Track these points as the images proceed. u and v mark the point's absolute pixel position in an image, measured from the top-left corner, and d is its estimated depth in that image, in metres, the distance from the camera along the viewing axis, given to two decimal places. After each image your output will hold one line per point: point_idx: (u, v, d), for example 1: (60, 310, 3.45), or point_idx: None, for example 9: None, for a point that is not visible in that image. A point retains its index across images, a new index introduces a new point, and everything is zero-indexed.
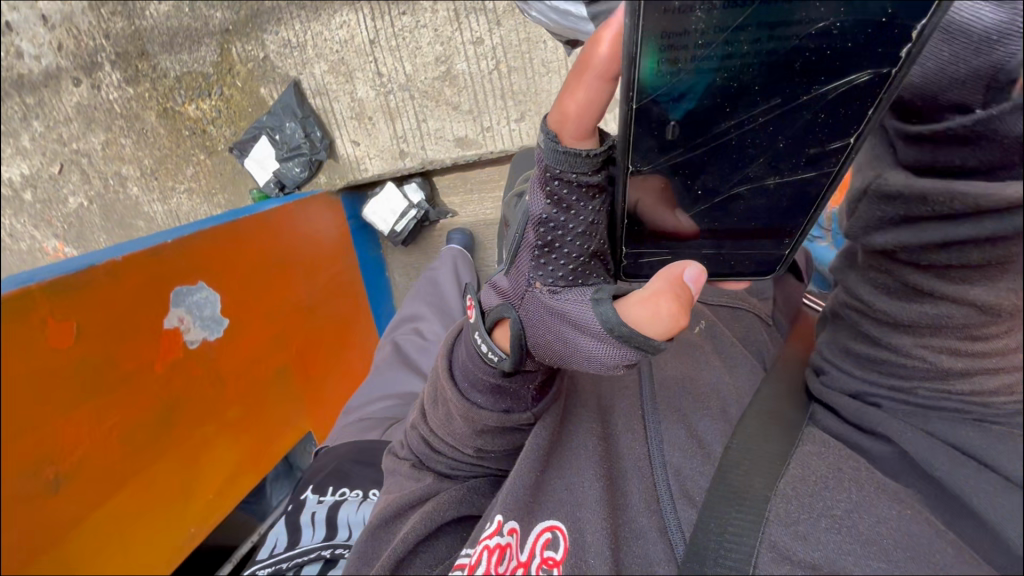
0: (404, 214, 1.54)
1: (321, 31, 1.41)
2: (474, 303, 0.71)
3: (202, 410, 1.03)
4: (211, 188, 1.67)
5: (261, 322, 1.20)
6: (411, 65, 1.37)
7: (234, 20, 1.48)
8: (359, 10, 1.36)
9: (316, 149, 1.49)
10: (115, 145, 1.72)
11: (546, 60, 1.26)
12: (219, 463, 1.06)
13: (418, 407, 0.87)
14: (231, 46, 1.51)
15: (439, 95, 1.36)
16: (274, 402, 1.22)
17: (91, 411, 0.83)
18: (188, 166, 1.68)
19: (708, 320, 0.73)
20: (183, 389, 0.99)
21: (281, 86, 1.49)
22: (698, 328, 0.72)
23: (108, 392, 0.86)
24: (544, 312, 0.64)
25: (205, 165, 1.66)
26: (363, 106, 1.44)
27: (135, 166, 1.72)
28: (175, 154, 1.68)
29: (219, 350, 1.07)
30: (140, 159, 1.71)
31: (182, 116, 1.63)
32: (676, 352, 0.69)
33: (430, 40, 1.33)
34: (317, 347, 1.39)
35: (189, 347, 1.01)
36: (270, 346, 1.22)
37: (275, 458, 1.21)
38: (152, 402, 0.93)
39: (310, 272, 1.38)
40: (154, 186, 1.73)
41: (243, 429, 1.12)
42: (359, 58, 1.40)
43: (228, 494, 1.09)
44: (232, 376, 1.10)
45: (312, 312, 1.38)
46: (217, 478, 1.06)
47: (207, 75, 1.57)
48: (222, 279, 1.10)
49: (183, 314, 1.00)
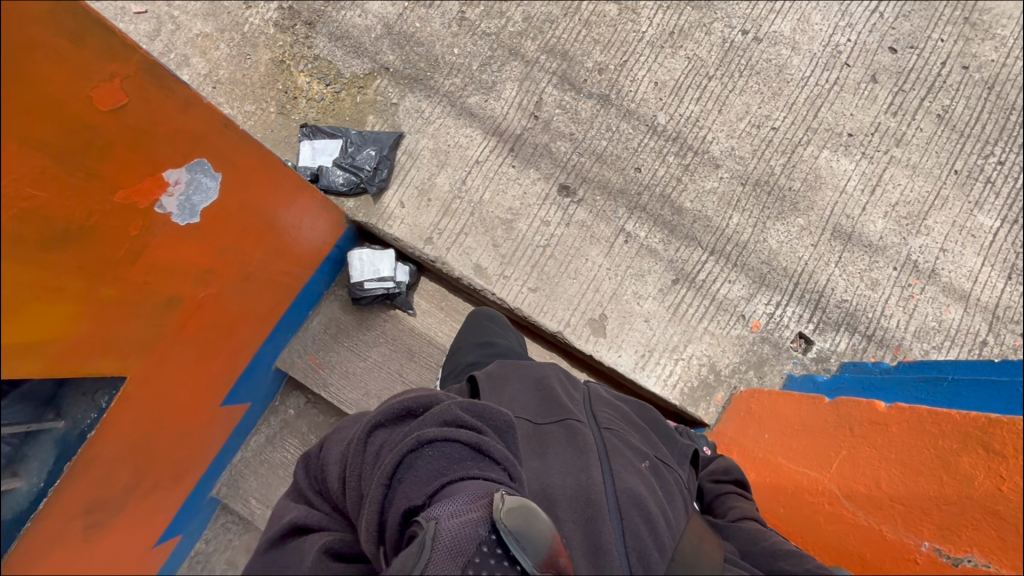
0: (382, 281, 1.61)
1: (449, 130, 1.55)
2: (462, 416, 0.69)
3: (102, 264, 0.87)
4: (229, 102, 1.62)
5: (210, 246, 1.10)
6: (491, 196, 1.50)
7: (366, 41, 1.64)
8: (489, 138, 1.53)
9: (371, 182, 1.51)
10: (168, 16, 1.71)
11: (580, 269, 1.43)
12: (44, 322, 0.83)
13: (297, 490, 0.80)
14: (347, 61, 1.63)
15: (493, 228, 1.48)
16: (138, 322, 1.02)
17: (51, 181, 0.73)
18: (224, 88, 1.64)
19: (653, 464, 0.82)
20: (108, 231, 0.85)
21: (386, 126, 1.57)
22: (644, 464, 0.81)
23: (80, 183, 0.77)
24: (467, 438, 0.66)
25: (239, 98, 1.63)
26: (433, 188, 1.52)
27: (161, 42, 1.69)
28: (212, 64, 1.66)
29: (169, 232, 0.97)
30: (175, 41, 1.69)
31: (283, 58, 1.65)
32: (638, 473, 0.78)
33: (516, 194, 1.49)
34: (214, 312, 1.23)
35: (157, 205, 0.92)
36: (196, 273, 1.10)
37: (83, 374, 0.96)
38: (85, 216, 0.80)
39: (278, 254, 1.33)
40: (170, 62, 1.67)
41: (97, 316, 0.91)
42: (460, 161, 1.52)
43: (13, 366, 0.82)
44: (151, 263, 0.97)
45: (243, 281, 1.27)
46: (27, 335, 0.81)
47: (290, 47, 1.66)
48: (230, 188, 1.06)
49: (184, 178, 0.94)
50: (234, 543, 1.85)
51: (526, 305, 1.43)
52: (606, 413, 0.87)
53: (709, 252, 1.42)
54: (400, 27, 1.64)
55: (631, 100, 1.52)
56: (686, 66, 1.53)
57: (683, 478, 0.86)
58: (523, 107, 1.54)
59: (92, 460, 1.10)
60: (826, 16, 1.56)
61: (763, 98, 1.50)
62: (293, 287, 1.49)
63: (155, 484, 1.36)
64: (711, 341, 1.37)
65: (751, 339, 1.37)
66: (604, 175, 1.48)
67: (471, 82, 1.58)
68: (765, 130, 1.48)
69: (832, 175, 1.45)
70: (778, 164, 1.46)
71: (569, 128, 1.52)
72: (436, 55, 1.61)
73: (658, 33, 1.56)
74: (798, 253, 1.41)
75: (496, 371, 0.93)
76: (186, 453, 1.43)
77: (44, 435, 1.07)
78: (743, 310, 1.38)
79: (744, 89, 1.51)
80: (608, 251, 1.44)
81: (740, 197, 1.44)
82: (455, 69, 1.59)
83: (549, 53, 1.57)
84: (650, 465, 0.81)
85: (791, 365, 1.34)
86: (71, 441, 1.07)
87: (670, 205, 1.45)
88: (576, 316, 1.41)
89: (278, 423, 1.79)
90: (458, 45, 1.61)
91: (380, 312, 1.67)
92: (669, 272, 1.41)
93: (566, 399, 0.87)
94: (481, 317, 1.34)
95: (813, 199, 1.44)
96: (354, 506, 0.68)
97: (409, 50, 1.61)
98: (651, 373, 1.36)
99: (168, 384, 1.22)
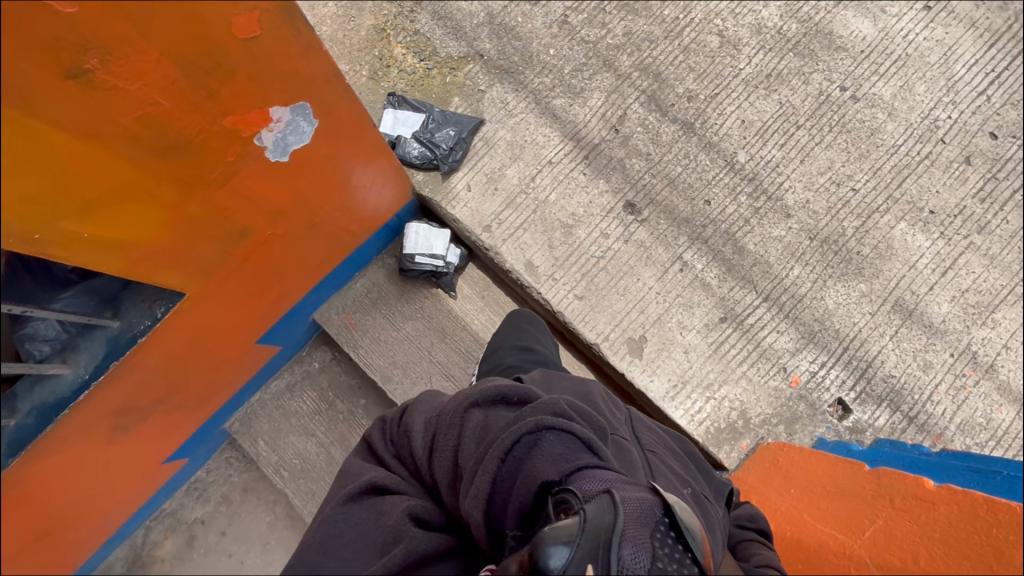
0: (433, 258, 1.63)
1: (529, 126, 1.57)
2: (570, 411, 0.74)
3: (195, 181, 0.91)
4: None
5: (290, 187, 1.14)
6: (556, 198, 1.51)
7: (467, 25, 1.67)
8: (566, 142, 1.55)
9: (444, 160, 1.54)
10: None
11: (630, 288, 1.43)
12: (133, 224, 0.88)
13: (379, 449, 0.89)
14: (445, 40, 1.67)
15: (552, 230, 1.49)
16: (210, 244, 1.06)
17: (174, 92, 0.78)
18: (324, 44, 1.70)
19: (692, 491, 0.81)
20: (209, 152, 0.89)
21: (469, 110, 1.60)
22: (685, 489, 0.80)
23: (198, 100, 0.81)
24: (581, 431, 0.71)
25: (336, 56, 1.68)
26: (502, 178, 1.54)
27: None
28: (318, 20, 1.72)
29: (259, 165, 1.01)
30: None
31: (385, 27, 1.70)
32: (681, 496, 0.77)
33: (581, 201, 1.50)
34: (276, 252, 1.27)
35: (256, 137, 0.95)
36: (271, 210, 1.14)
37: (150, 280, 1.00)
38: (194, 132, 0.85)
39: (345, 210, 1.37)
40: None
41: (177, 229, 0.96)
42: (533, 158, 1.54)
43: (94, 256, 0.86)
44: (236, 191, 1.01)
45: (308, 229, 1.30)
46: (115, 229, 0.86)
47: (394, 18, 1.70)
48: (322, 138, 1.10)
49: (286, 118, 0.98)
50: (232, 480, 1.89)
51: (568, 311, 1.43)
52: (648, 437, 0.88)
53: (763, 298, 1.40)
54: (503, 19, 1.67)
55: (715, 133, 1.51)
56: (776, 110, 1.52)
57: (720, 514, 0.85)
58: (606, 118, 1.55)
59: (135, 364, 1.15)
60: (930, 88, 1.53)
61: (849, 157, 1.48)
62: (350, 246, 1.52)
63: (180, 403, 1.40)
64: (746, 386, 1.35)
65: (788, 394, 1.34)
66: (672, 201, 1.48)
67: (560, 84, 1.59)
68: (844, 189, 1.46)
69: (904, 248, 1.42)
70: (850, 226, 1.44)
71: (647, 148, 1.52)
72: (532, 51, 1.63)
73: (755, 72, 1.56)
74: (853, 318, 1.38)
75: (537, 380, 0.96)
76: (214, 381, 1.48)
77: (96, 332, 1.12)
78: (786, 363, 1.36)
79: (831, 144, 1.49)
80: (661, 275, 1.43)
81: (805, 250, 1.42)
82: (548, 69, 1.61)
83: (643, 71, 1.58)
84: (692, 492, 0.81)
85: (823, 429, 1.31)
86: (120, 344, 1.12)
87: (733, 244, 1.44)
88: (616, 333, 1.40)
89: (300, 373, 1.82)
90: (555, 47, 1.63)
91: (423, 288, 1.69)
92: (718, 309, 1.40)
93: (611, 413, 0.88)
94: (520, 320, 1.34)
95: (880, 268, 1.41)
96: (445, 472, 0.76)
97: (507, 42, 1.65)
98: (680, 406, 1.34)
99: (218, 311, 1.27)
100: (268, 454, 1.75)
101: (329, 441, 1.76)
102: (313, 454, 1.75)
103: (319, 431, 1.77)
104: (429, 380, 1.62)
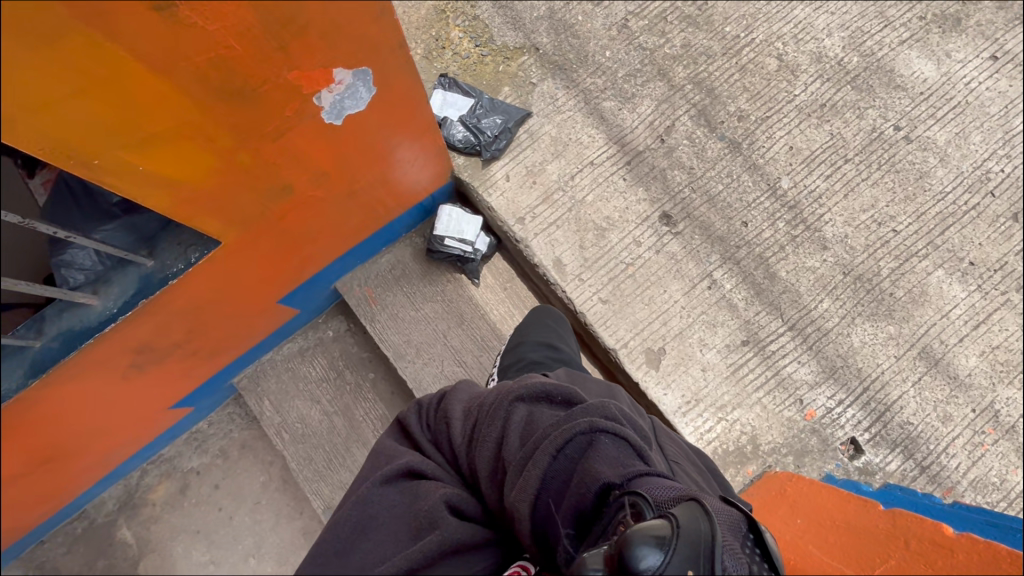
0: (462, 242, 1.64)
1: (576, 125, 1.57)
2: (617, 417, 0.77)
3: (251, 130, 0.92)
4: None
5: (339, 151, 1.14)
6: (593, 199, 1.51)
7: (527, 17, 1.68)
8: (611, 145, 1.55)
9: (486, 147, 1.54)
10: None
11: (656, 298, 1.42)
12: (186, 164, 0.89)
13: (414, 436, 0.93)
14: (503, 29, 1.67)
15: (585, 230, 1.48)
16: (254, 196, 1.07)
17: (247, 40, 0.79)
18: None
19: None
20: (269, 104, 0.90)
21: (518, 101, 1.60)
22: None
23: (269, 52, 0.82)
24: (630, 437, 0.74)
25: None
26: (541, 172, 1.54)
27: None
28: None
29: (313, 125, 1.01)
30: None
31: (445, 9, 1.70)
32: None
33: (618, 205, 1.50)
34: (313, 214, 1.28)
35: (317, 96, 0.96)
36: (316, 172, 1.15)
37: (192, 223, 1.02)
38: (258, 82, 0.86)
39: (386, 183, 1.37)
40: None
41: (227, 176, 0.97)
42: (576, 157, 1.54)
43: (144, 189, 0.88)
44: (287, 147, 1.02)
45: (348, 197, 1.31)
46: (168, 165, 0.87)
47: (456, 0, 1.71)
48: (377, 107, 1.10)
49: (348, 82, 0.99)
50: (232, 436, 1.90)
51: (591, 313, 1.43)
52: (671, 448, 0.90)
53: (788, 327, 1.39)
54: (563, 15, 1.67)
55: (761, 156, 1.50)
56: (826, 141, 1.51)
57: None
58: (653, 127, 1.55)
59: (163, 305, 1.16)
60: (986, 139, 1.51)
61: (894, 198, 1.47)
62: (383, 219, 1.53)
63: (196, 350, 1.42)
64: (760, 413, 1.34)
65: (802, 426, 1.33)
66: (709, 217, 1.47)
67: (612, 87, 1.59)
68: (885, 229, 1.44)
69: (939, 295, 1.40)
70: (886, 267, 1.42)
71: (690, 161, 1.51)
72: (587, 51, 1.63)
73: (810, 101, 1.54)
74: (877, 359, 1.36)
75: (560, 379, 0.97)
76: (232, 333, 1.49)
77: (129, 267, 1.13)
78: (803, 395, 1.34)
79: (877, 182, 1.48)
80: (688, 290, 1.42)
81: (838, 285, 1.41)
82: (601, 70, 1.61)
83: (696, 85, 1.57)
84: None
85: (832, 466, 1.30)
86: (151, 282, 1.13)
87: (765, 268, 1.42)
88: (636, 341, 1.40)
89: (314, 339, 1.83)
90: (611, 50, 1.63)
91: (447, 272, 1.70)
92: (741, 331, 1.39)
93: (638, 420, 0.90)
94: (543, 317, 1.34)
95: (912, 312, 1.39)
96: (488, 463, 0.79)
97: (564, 39, 1.65)
98: (690, 423, 1.33)
99: (249, 264, 1.28)
100: (271, 414, 1.76)
101: (333, 410, 1.77)
102: (316, 421, 1.76)
103: (325, 399, 1.78)
104: (441, 363, 1.62)
